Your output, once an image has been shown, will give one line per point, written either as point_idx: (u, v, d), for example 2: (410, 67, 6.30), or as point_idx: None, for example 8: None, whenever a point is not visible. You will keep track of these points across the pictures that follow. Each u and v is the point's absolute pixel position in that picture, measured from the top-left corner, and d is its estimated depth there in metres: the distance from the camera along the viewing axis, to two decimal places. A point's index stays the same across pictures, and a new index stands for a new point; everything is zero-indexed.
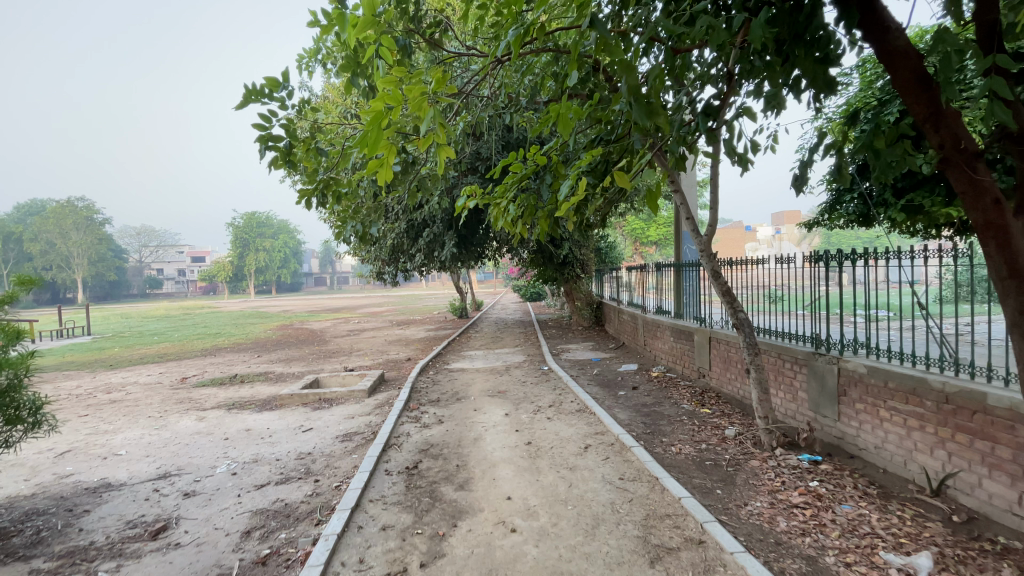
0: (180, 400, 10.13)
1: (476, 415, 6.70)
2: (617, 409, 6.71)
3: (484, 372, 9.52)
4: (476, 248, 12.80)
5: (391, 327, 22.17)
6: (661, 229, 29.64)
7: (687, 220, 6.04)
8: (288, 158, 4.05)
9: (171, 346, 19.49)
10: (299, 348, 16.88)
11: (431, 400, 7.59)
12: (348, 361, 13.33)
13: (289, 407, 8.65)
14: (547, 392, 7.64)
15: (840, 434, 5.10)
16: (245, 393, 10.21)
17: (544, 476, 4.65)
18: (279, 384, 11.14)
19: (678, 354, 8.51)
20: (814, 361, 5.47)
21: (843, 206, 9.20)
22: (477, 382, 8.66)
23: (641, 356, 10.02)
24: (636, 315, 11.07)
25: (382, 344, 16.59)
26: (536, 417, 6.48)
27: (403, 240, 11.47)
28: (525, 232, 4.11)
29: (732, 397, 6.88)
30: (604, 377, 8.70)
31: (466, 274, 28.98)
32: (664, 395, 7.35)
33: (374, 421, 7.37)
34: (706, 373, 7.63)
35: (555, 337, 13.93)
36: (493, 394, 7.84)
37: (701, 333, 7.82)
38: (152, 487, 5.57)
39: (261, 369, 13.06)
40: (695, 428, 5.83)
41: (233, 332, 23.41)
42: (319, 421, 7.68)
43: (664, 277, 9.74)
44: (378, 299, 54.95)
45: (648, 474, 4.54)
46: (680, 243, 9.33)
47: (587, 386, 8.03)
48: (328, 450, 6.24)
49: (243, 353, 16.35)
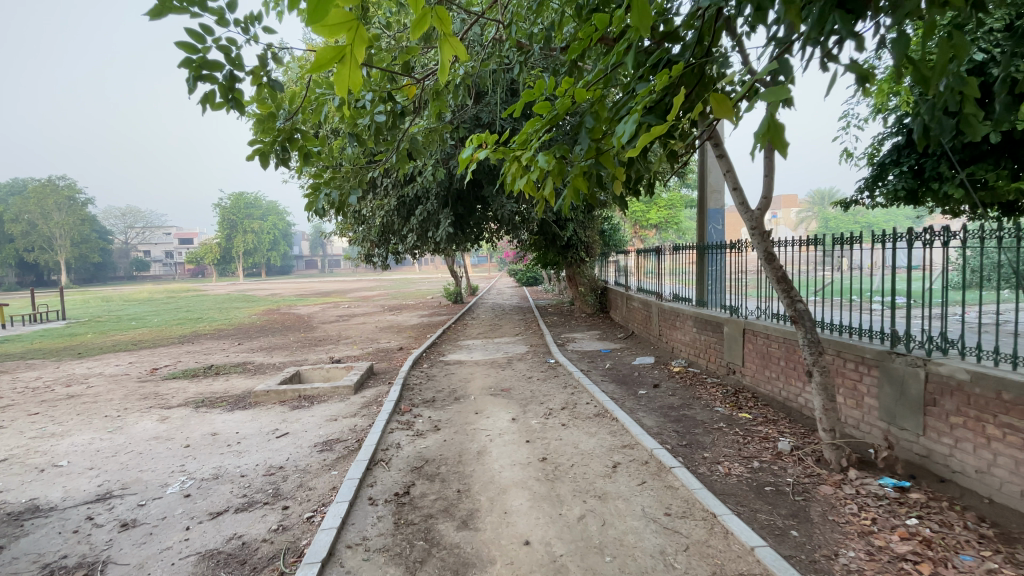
0: (145, 395, 9.09)
1: (478, 420, 5.72)
2: (641, 413, 5.76)
3: (484, 366, 8.54)
4: (474, 228, 11.75)
5: (382, 312, 21.12)
6: (662, 211, 28.59)
7: (734, 191, 4.97)
8: (232, 95, 3.06)
9: (148, 332, 18.35)
10: (283, 336, 15.80)
11: (425, 401, 6.61)
12: (336, 350, 12.31)
13: (264, 405, 7.63)
14: (557, 391, 6.68)
15: (924, 451, 4.24)
16: (218, 388, 9.18)
17: (567, 509, 3.69)
18: (257, 376, 10.11)
19: (702, 347, 7.58)
20: (889, 362, 4.55)
21: (887, 182, 8.20)
22: (476, 379, 7.67)
23: (655, 348, 9.08)
24: (649, 303, 10.10)
25: (372, 331, 15.55)
26: (548, 423, 5.51)
27: (393, 218, 10.38)
28: (550, 200, 3.12)
29: (773, 399, 5.98)
30: (619, 372, 7.75)
31: (461, 257, 27.91)
32: (693, 395, 6.43)
33: (359, 425, 6.38)
34: (738, 371, 6.71)
35: (558, 325, 12.95)
36: (495, 393, 6.85)
37: (731, 324, 6.88)
38: (86, 514, 4.57)
39: (239, 359, 12.01)
40: (740, 439, 4.91)
41: (216, 317, 22.24)
42: (296, 424, 6.68)
43: (685, 262, 8.76)
44: (370, 282, 53.72)
45: (700, 509, 3.58)
46: (704, 222, 8.33)
47: (601, 382, 7.08)
48: (303, 463, 5.26)
49: (224, 340, 15.27)
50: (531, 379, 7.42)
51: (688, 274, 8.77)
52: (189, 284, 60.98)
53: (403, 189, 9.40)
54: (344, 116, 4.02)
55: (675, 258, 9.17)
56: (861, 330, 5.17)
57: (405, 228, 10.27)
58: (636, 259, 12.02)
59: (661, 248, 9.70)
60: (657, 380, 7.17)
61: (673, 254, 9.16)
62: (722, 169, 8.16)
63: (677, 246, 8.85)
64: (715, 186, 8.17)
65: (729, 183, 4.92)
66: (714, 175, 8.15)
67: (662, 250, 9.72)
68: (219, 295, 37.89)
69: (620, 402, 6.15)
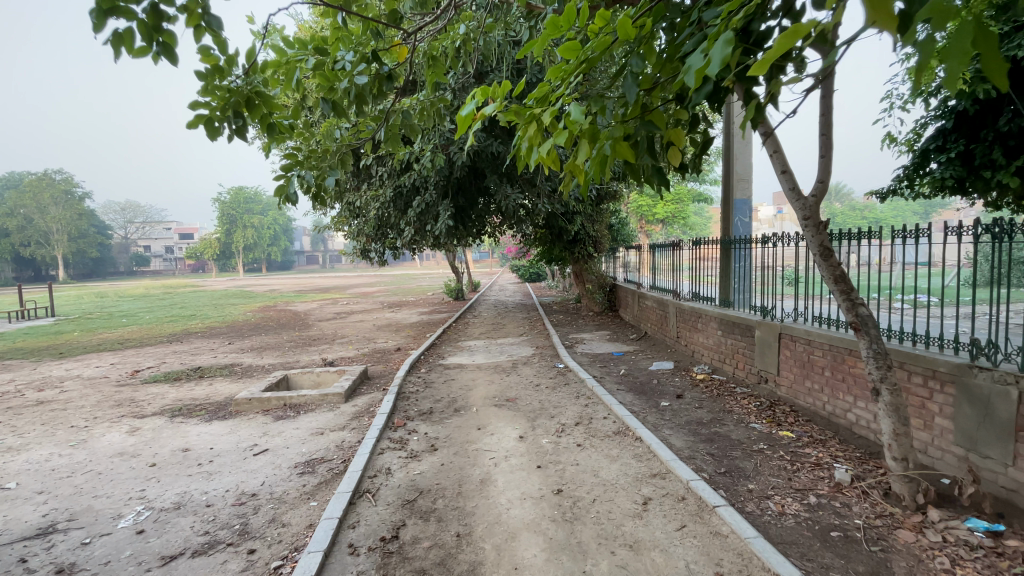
0: (120, 402, 8.38)
1: (481, 438, 5.00)
2: (668, 430, 5.05)
3: (488, 370, 7.82)
4: (475, 223, 11.01)
5: (381, 309, 20.41)
6: (668, 206, 27.79)
7: (782, 175, 4.26)
8: (160, 38, 2.39)
9: (137, 330, 17.63)
10: (276, 334, 15.10)
11: (421, 413, 5.88)
12: (329, 351, 11.59)
13: (245, 415, 6.91)
14: (569, 403, 5.95)
15: (1017, 486, 3.52)
16: (199, 394, 8.46)
17: (593, 564, 2.97)
18: (243, 380, 9.38)
19: (728, 352, 6.86)
20: (969, 378, 3.82)
21: (930, 170, 7.45)
22: (479, 386, 6.95)
23: (672, 351, 8.37)
24: (663, 302, 9.38)
25: (369, 330, 14.83)
26: (562, 443, 4.79)
27: (389, 211, 9.64)
28: (575, 173, 2.45)
29: (817, 415, 5.27)
30: (636, 378, 7.02)
31: (462, 253, 27.21)
32: (722, 408, 5.72)
33: (347, 441, 5.66)
34: (772, 380, 6.00)
35: (565, 325, 12.21)
36: (500, 403, 6.11)
37: (763, 329, 6.16)
38: (19, 555, 3.87)
39: (227, 361, 11.29)
40: (789, 467, 4.20)
41: (210, 314, 21.57)
42: (277, 439, 5.96)
43: (706, 257, 8.05)
44: (371, 278, 53.09)
45: (759, 566, 2.86)
46: (728, 215, 7.59)
47: (618, 392, 6.36)
48: (278, 490, 4.54)
49: (214, 340, 14.55)
50: (541, 387, 6.70)
51: (710, 271, 8.05)
52: (188, 280, 60.43)
53: (400, 178, 8.66)
54: (319, 82, 3.33)
55: (695, 253, 8.42)
56: (926, 338, 4.44)
57: (401, 221, 9.51)
58: (647, 254, 11.26)
59: (678, 242, 8.98)
60: (679, 390, 6.45)
61: (692, 249, 8.42)
62: (750, 157, 7.47)
63: (697, 241, 8.11)
64: (742, 174, 7.46)
65: (777, 166, 4.21)
66: (740, 164, 7.47)
67: (679, 245, 8.99)
68: (217, 291, 37.25)
69: (641, 417, 5.43)
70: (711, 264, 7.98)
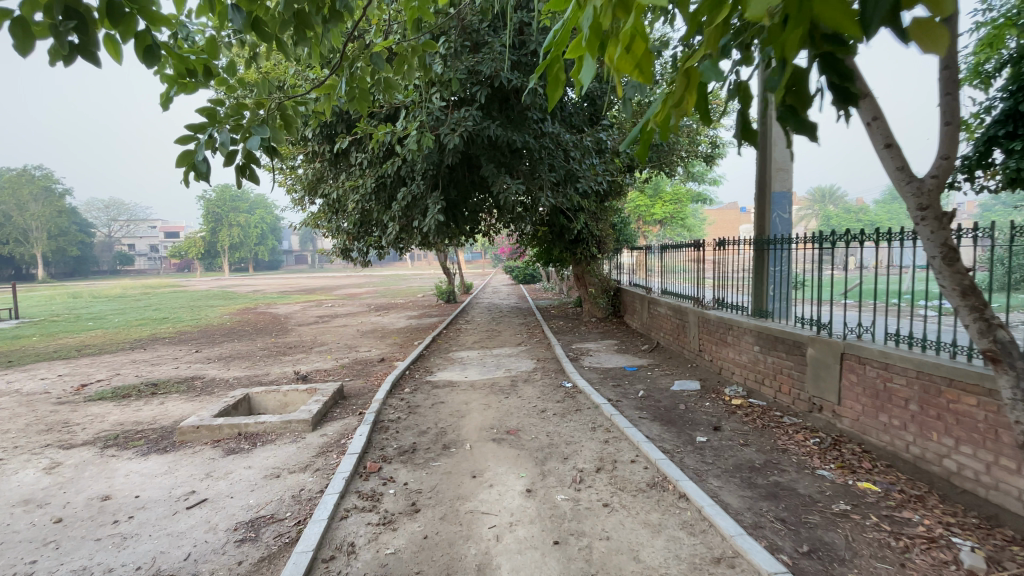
0: (52, 425, 7.12)
1: (477, 492, 3.86)
2: (717, 482, 3.94)
3: (483, 390, 6.66)
4: (467, 221, 9.84)
5: (367, 313, 19.15)
6: (668, 206, 26.64)
7: (884, 150, 3.07)
8: None
9: (101, 335, 16.22)
10: (250, 341, 13.82)
11: (401, 452, 4.72)
12: (305, 362, 10.36)
13: (190, 449, 5.70)
14: (585, 438, 4.81)
15: None
16: (145, 416, 7.22)
17: None
18: (202, 398, 8.15)
19: (769, 372, 5.80)
20: None
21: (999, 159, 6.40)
22: (474, 412, 5.79)
23: (695, 368, 7.30)
24: (679, 309, 8.31)
25: (352, 336, 13.60)
26: (583, 502, 3.66)
27: (370, 205, 8.45)
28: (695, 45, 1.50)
29: (899, 459, 4.21)
30: (661, 403, 5.94)
31: (454, 254, 26.01)
32: (775, 447, 4.66)
33: (307, 488, 4.49)
34: (830, 410, 4.96)
35: (566, 333, 11.07)
36: (500, 438, 4.96)
37: (818, 347, 5.09)
38: None
39: (189, 373, 10.02)
40: (897, 547, 3.10)
41: (185, 317, 20.09)
42: (222, 484, 4.77)
43: (735, 261, 6.97)
44: (360, 278, 51.68)
45: None
46: (763, 210, 6.49)
47: (642, 422, 5.24)
48: (205, 571, 3.37)
49: (181, 347, 13.23)
50: (548, 415, 5.56)
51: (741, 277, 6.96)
52: (172, 279, 58.71)
53: (383, 166, 7.49)
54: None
55: (719, 255, 7.32)
56: None
57: (384, 216, 8.32)
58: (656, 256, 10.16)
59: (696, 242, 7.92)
60: (715, 419, 5.37)
61: (717, 250, 7.33)
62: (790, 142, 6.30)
63: (722, 241, 7.04)
64: (782, 161, 6.28)
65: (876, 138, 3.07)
66: (779, 150, 6.31)
67: (697, 245, 7.93)
68: (199, 291, 35.75)
69: (676, 461, 4.33)
70: (740, 268, 6.91)
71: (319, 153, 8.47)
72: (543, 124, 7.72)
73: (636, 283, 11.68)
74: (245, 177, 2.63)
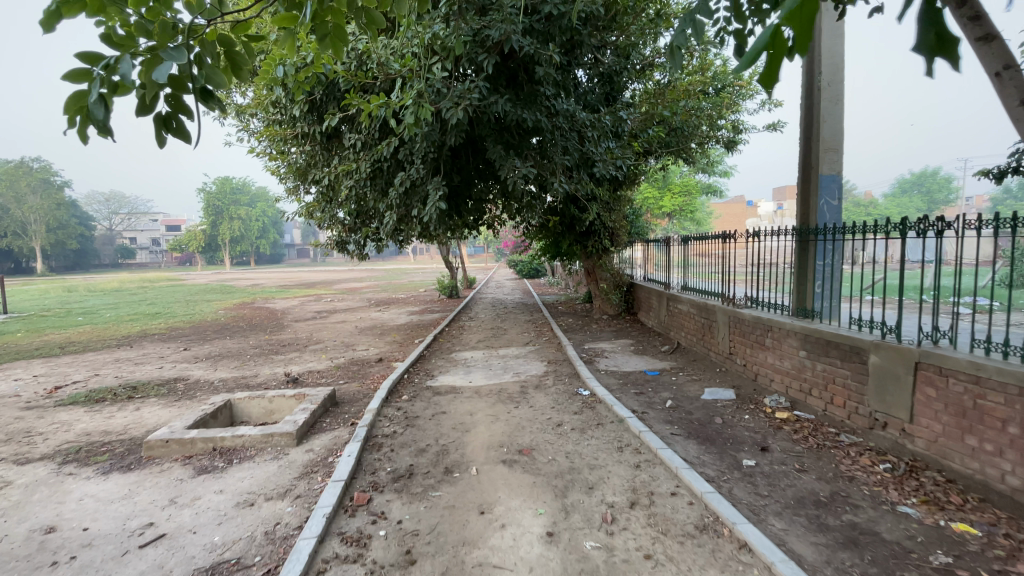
0: (13, 434, 6.44)
1: (486, 535, 3.15)
2: (779, 524, 3.22)
3: (490, 398, 5.93)
4: (472, 210, 9.09)
5: (367, 309, 18.41)
6: (677, 199, 25.63)
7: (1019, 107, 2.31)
8: None
9: (89, 331, 15.55)
10: (243, 338, 13.10)
11: (395, 477, 4.01)
12: (297, 362, 9.64)
13: (156, 467, 5.01)
14: (612, 461, 4.10)
15: None
16: (115, 425, 6.52)
17: None
18: (182, 403, 7.44)
19: (818, 382, 5.07)
20: None
21: None
22: (481, 424, 5.06)
23: (726, 373, 6.56)
24: (705, 307, 7.54)
25: (350, 333, 12.88)
26: (619, 552, 2.94)
27: (364, 192, 7.71)
28: None
29: (992, 492, 3.47)
30: (693, 416, 5.22)
31: (457, 247, 25.22)
32: (837, 475, 3.94)
33: (283, 522, 3.78)
34: (898, 429, 4.23)
35: (577, 331, 10.33)
36: (512, 459, 4.24)
37: (882, 355, 4.36)
38: None
39: (173, 373, 9.32)
40: None
41: (179, 312, 19.40)
42: (187, 515, 4.07)
43: (772, 254, 6.19)
44: (363, 271, 50.94)
45: None
46: (808, 197, 5.74)
47: (676, 441, 4.51)
48: None
49: (170, 344, 12.54)
50: (565, 430, 4.83)
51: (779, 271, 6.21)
52: (173, 273, 58.13)
53: (379, 148, 6.75)
54: None
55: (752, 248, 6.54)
56: None
57: (381, 204, 7.59)
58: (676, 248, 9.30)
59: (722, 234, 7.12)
60: (759, 437, 4.65)
61: (749, 242, 6.55)
62: (840, 116, 5.52)
63: (755, 231, 6.27)
64: (830, 139, 5.52)
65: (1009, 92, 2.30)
66: (827, 125, 5.53)
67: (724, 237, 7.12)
68: (198, 285, 35.04)
69: (725, 494, 3.60)
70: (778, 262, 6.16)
71: (310, 135, 7.72)
72: (556, 101, 6.95)
73: (651, 278, 10.87)
74: (169, 131, 1.96)
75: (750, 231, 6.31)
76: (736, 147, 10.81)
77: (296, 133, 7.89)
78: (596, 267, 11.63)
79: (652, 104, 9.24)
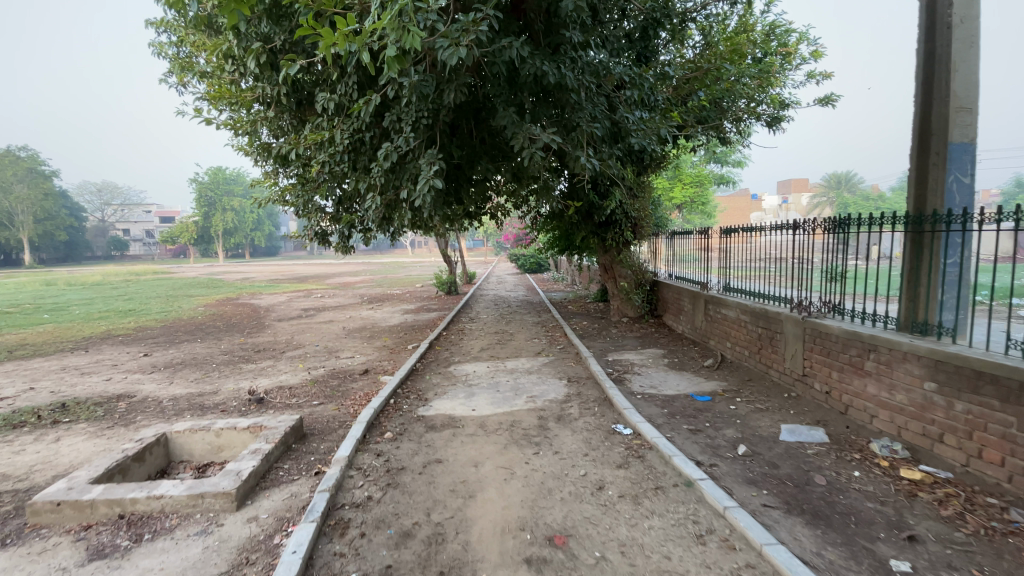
0: None
1: None
2: None
3: (501, 437, 4.47)
4: (474, 195, 7.61)
5: (359, 307, 16.89)
6: (690, 189, 24.02)
7: None
8: None
9: (50, 330, 14.05)
10: (215, 341, 11.59)
11: None
12: (268, 374, 8.17)
13: (36, 547, 3.56)
14: (694, 567, 2.67)
15: None
16: (17, 466, 5.06)
17: None
18: (115, 431, 5.98)
19: (958, 427, 3.65)
20: None
21: None
22: (490, 487, 3.61)
23: (802, 404, 5.13)
24: (763, 314, 6.06)
25: (336, 336, 11.38)
26: None
27: (342, 169, 6.21)
28: None
29: None
30: (784, 474, 3.79)
31: (455, 240, 23.70)
32: None
33: None
34: None
35: (596, 338, 8.87)
36: (540, 558, 2.80)
37: None
38: None
39: (120, 387, 7.84)
40: None
41: (155, 309, 17.87)
42: None
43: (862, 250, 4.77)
44: (359, 264, 49.35)
45: None
46: (924, 172, 4.32)
47: (777, 524, 3.08)
48: None
49: (132, 348, 11.05)
50: (611, 499, 3.39)
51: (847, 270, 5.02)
52: (164, 265, 56.53)
53: (355, 110, 5.26)
54: None
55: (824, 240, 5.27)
56: None
57: (362, 185, 6.09)
58: (716, 238, 7.71)
59: (794, 222, 5.66)
60: (894, 516, 3.23)
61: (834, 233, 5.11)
62: (976, 63, 4.09)
63: (846, 219, 4.85)
64: (962, 93, 4.08)
65: None
66: (959, 76, 4.09)
67: (796, 228, 5.66)
68: (186, 279, 33.52)
69: None
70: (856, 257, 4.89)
71: (275, 99, 6.22)
72: (583, 53, 5.47)
73: (679, 275, 9.34)
74: None
75: (838, 218, 4.94)
76: (780, 125, 9.19)
77: (256, 97, 6.35)
78: (614, 262, 10.04)
79: (695, 64, 7.91)
